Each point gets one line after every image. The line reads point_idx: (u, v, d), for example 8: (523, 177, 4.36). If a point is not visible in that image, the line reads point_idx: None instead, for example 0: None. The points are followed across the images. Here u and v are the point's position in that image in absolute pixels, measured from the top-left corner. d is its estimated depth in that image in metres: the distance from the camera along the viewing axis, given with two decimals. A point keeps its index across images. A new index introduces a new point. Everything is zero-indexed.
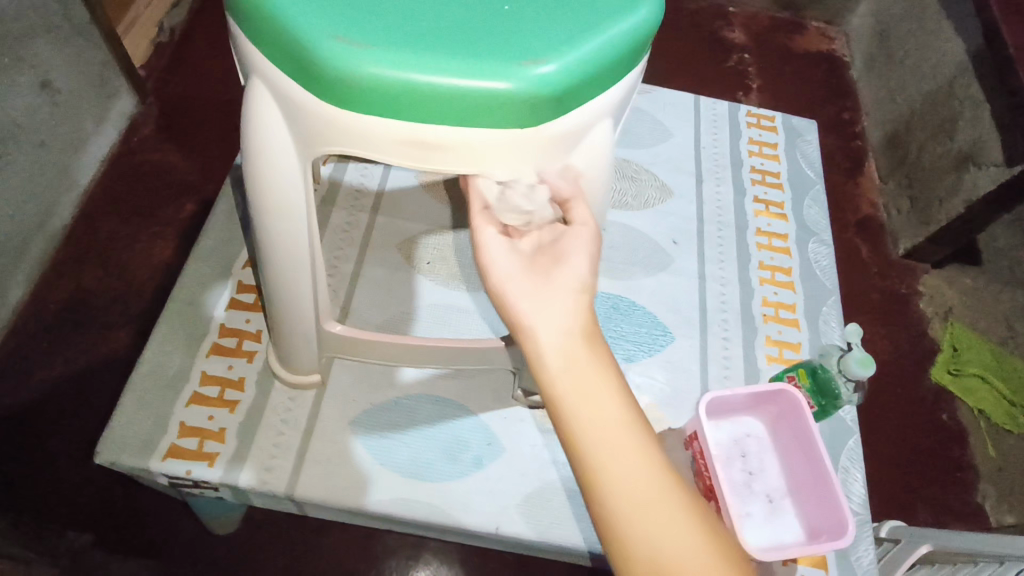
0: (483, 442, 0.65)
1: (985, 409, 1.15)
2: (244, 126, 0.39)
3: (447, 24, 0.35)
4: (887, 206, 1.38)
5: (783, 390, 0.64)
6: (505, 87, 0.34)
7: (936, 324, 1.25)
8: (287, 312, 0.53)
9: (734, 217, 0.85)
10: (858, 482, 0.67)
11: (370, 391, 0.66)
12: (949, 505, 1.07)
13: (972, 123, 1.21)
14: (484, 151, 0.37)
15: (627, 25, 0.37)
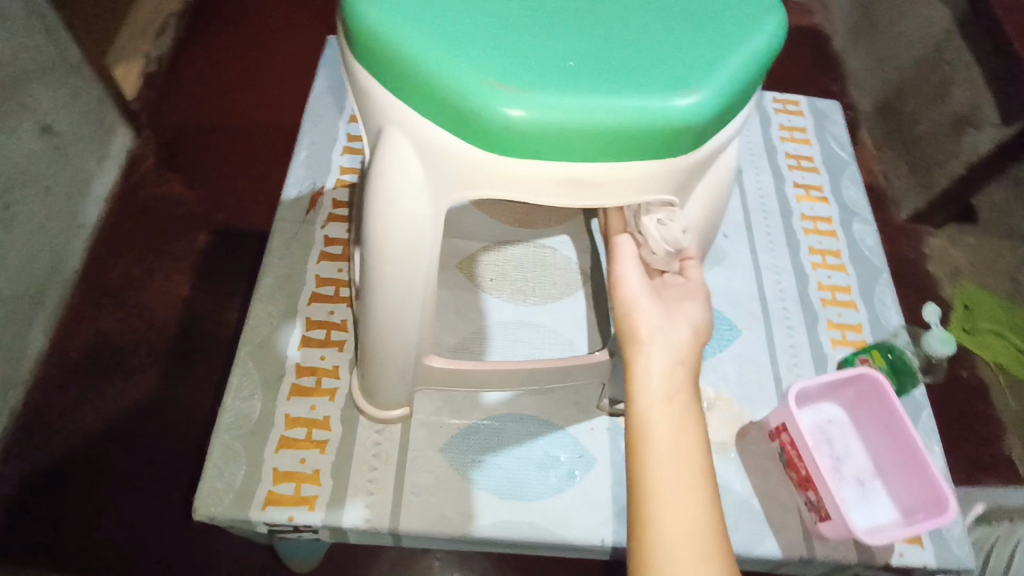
0: (573, 456, 0.65)
1: (1004, 363, 1.13)
2: (379, 176, 0.39)
3: (596, 61, 0.36)
4: (886, 172, 1.41)
5: (863, 373, 0.65)
6: (661, 121, 0.35)
7: (947, 284, 1.29)
8: (389, 350, 0.52)
9: (777, 204, 0.86)
10: (938, 456, 0.69)
11: (454, 416, 0.66)
12: (980, 461, 1.11)
13: (966, 85, 1.21)
14: (633, 182, 0.38)
15: (761, 42, 0.38)
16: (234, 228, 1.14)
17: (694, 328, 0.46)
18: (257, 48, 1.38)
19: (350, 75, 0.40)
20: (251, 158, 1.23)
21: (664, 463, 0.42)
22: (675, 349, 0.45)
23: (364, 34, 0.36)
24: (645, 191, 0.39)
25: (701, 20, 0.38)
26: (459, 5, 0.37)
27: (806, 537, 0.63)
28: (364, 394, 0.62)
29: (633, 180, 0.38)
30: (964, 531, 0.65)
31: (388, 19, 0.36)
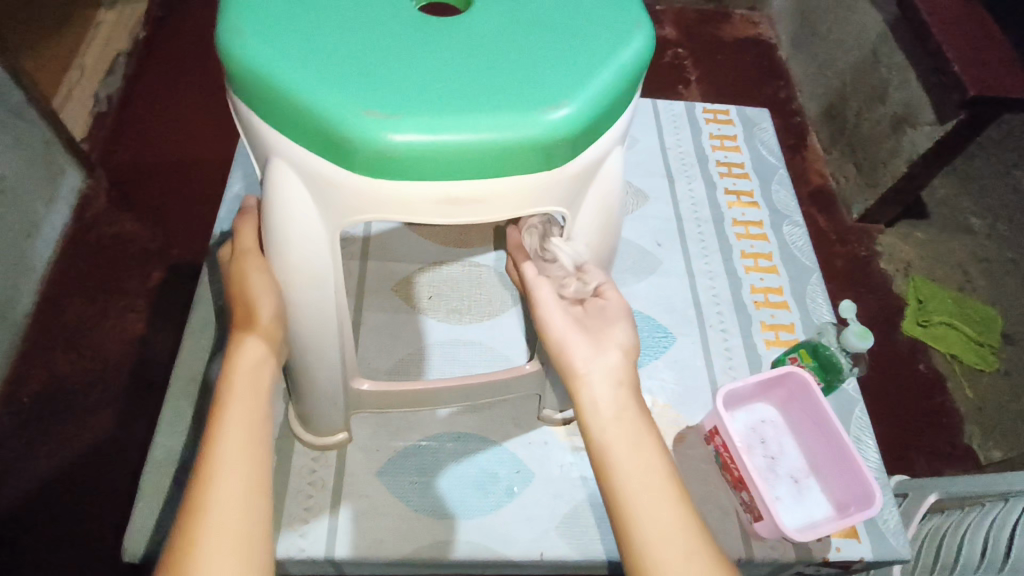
0: (511, 471, 0.65)
1: (958, 354, 1.23)
2: (270, 206, 0.39)
3: (468, 84, 0.37)
4: (834, 174, 1.45)
5: (789, 372, 0.67)
6: (532, 135, 0.36)
7: (898, 280, 1.33)
8: (313, 377, 0.53)
9: (709, 211, 0.88)
10: (871, 449, 0.70)
11: (391, 438, 0.66)
12: (941, 450, 1.14)
13: (901, 87, 1.25)
14: (519, 197, 0.39)
15: (630, 56, 0.40)
16: (189, 263, 1.14)
17: (623, 346, 0.46)
18: (210, 81, 1.39)
19: (234, 111, 0.40)
20: (204, 192, 1.23)
21: (642, 501, 0.40)
22: (610, 371, 0.45)
23: (240, 72, 0.37)
24: (534, 203, 0.40)
25: (569, 39, 0.40)
26: (333, 39, 0.38)
27: (745, 537, 0.64)
28: (300, 421, 0.62)
29: (518, 194, 0.39)
30: (898, 521, 0.66)
31: (259, 55, 0.36)
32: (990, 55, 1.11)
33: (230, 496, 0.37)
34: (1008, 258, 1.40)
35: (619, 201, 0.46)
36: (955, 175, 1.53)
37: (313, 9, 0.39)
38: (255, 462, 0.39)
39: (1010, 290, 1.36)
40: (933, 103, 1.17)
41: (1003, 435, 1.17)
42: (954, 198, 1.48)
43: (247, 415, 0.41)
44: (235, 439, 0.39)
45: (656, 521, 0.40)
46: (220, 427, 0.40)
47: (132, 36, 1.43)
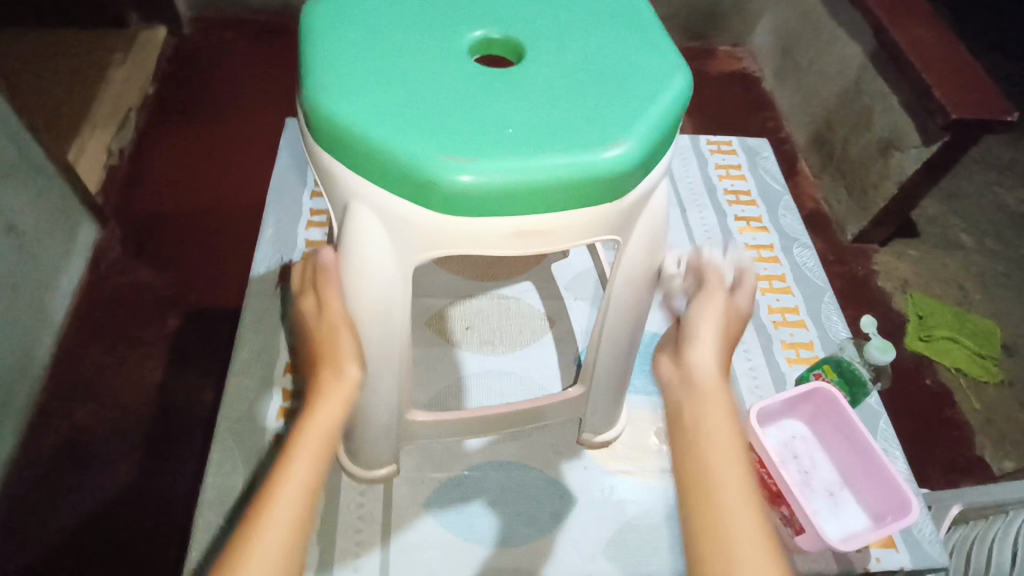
0: (554, 496, 0.67)
1: (963, 367, 1.26)
2: (349, 246, 0.43)
3: (532, 128, 0.41)
4: (827, 197, 1.50)
5: (817, 388, 0.69)
6: (594, 172, 0.40)
7: (898, 297, 1.37)
8: (371, 412, 0.55)
9: (722, 237, 0.92)
10: (900, 459, 0.72)
11: (436, 469, 0.68)
12: (955, 462, 1.16)
13: (885, 113, 1.31)
14: (579, 229, 0.43)
15: (671, 101, 0.44)
16: (206, 309, 1.15)
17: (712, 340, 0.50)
18: (222, 131, 1.43)
19: (314, 160, 0.44)
20: (220, 239, 1.25)
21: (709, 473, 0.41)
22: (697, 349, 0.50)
23: (325, 123, 0.41)
24: (590, 234, 0.44)
25: (616, 87, 0.44)
26: (408, 93, 0.42)
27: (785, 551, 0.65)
28: (349, 454, 0.64)
29: (578, 226, 0.43)
30: (933, 530, 0.68)
31: (343, 108, 0.40)
32: (965, 81, 1.18)
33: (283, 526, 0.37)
34: (1000, 272, 1.46)
35: (665, 229, 0.49)
36: (942, 194, 1.59)
37: (384, 67, 0.43)
38: (313, 502, 0.39)
39: (1005, 303, 1.40)
40: (918, 127, 1.23)
41: (1011, 445, 1.19)
42: (943, 216, 1.54)
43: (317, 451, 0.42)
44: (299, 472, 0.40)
45: (741, 525, 0.39)
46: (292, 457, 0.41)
47: (142, 93, 1.46)
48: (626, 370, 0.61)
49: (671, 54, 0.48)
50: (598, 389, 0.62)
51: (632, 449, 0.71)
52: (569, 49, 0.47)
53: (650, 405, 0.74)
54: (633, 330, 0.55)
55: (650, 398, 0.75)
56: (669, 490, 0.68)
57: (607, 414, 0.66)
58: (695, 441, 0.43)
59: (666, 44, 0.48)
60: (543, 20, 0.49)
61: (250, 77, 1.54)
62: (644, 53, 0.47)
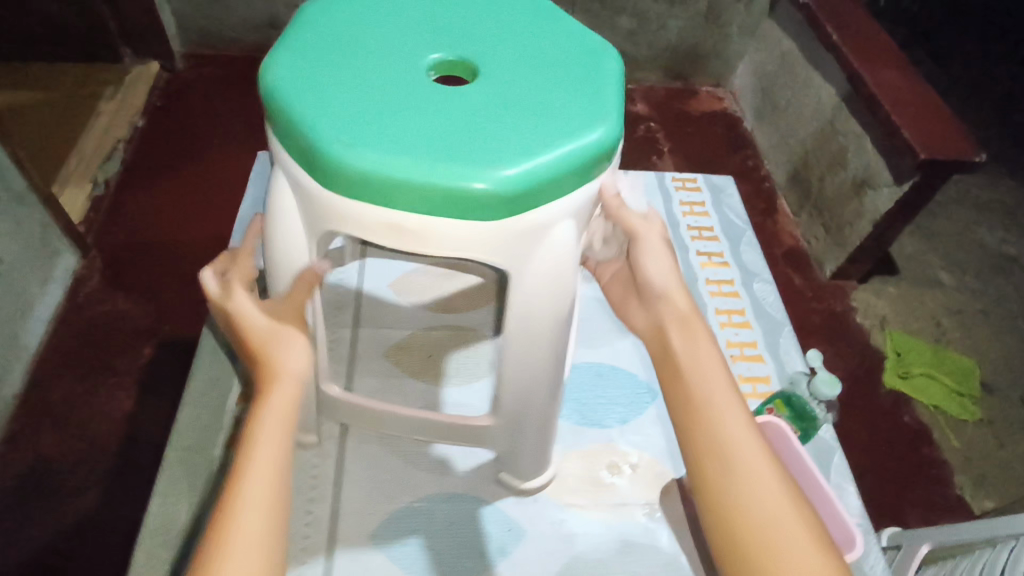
0: (502, 530, 0.66)
1: (941, 405, 1.27)
2: (274, 206, 0.53)
3: (431, 135, 0.47)
4: (805, 234, 1.52)
5: (765, 423, 0.70)
6: (462, 184, 0.46)
7: (876, 334, 1.37)
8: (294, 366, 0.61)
9: (683, 272, 0.93)
10: (852, 495, 0.73)
11: (384, 500, 0.67)
12: (934, 502, 1.15)
13: (859, 153, 1.34)
14: (452, 238, 0.49)
15: (583, 147, 0.49)
16: (183, 339, 1.16)
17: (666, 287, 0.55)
18: (208, 163, 1.46)
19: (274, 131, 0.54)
20: (200, 269, 1.26)
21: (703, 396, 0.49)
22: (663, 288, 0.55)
23: (274, 97, 0.50)
24: (466, 246, 0.49)
25: (538, 122, 0.49)
26: (349, 90, 0.50)
27: None
28: None
29: (451, 233, 0.48)
30: (884, 567, 0.68)
31: (290, 88, 0.50)
32: (934, 123, 1.22)
33: (261, 503, 0.41)
34: (977, 310, 1.47)
35: (574, 268, 0.51)
36: (920, 232, 1.61)
37: (347, 64, 0.52)
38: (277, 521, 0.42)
39: (983, 340, 1.42)
40: (890, 167, 1.26)
41: (990, 483, 1.19)
42: (922, 254, 1.56)
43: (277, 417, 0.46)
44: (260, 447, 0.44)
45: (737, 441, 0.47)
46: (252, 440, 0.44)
47: (131, 124, 1.49)
48: (546, 413, 0.60)
49: (612, 109, 0.52)
50: (517, 428, 0.61)
51: (584, 482, 0.70)
52: (517, 80, 0.53)
53: (603, 438, 0.74)
54: (546, 370, 0.56)
55: (603, 431, 0.75)
56: (619, 524, 0.68)
57: (536, 459, 0.65)
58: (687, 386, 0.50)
59: (615, 98, 0.53)
60: (507, 49, 0.56)
61: (239, 110, 1.57)
62: (588, 98, 0.52)
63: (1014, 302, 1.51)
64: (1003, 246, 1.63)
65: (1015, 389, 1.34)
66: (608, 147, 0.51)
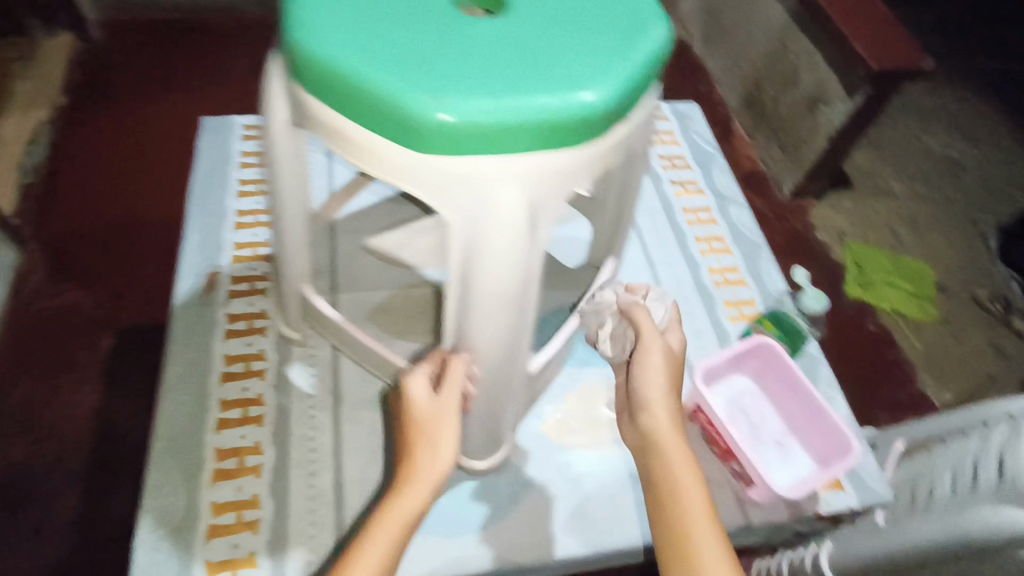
0: (511, 478, 0.66)
1: (901, 309, 1.32)
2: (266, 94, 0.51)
3: (403, 43, 0.43)
4: (762, 156, 1.53)
5: (760, 343, 0.70)
6: (400, 98, 0.41)
7: (837, 249, 1.41)
8: (289, 265, 0.61)
9: (659, 203, 0.92)
10: (842, 403, 0.75)
11: (387, 462, 0.66)
12: (900, 400, 1.21)
13: (811, 70, 1.33)
14: (389, 164, 0.44)
15: (557, 107, 0.41)
16: (143, 326, 1.09)
17: (659, 390, 0.56)
18: (140, 137, 1.35)
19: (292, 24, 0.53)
20: (150, 252, 1.18)
21: (679, 474, 0.51)
22: (654, 386, 0.56)
23: None
24: (403, 179, 0.44)
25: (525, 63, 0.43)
26: None
27: (741, 506, 0.66)
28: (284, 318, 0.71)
29: (389, 160, 0.44)
30: (876, 468, 0.71)
31: None
32: (882, 32, 1.21)
33: (379, 545, 0.49)
34: (928, 214, 1.52)
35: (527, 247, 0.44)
36: (872, 143, 1.64)
37: None
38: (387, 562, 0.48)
39: (935, 243, 1.47)
40: (842, 80, 1.26)
41: (948, 377, 1.26)
42: (874, 165, 1.60)
43: (390, 529, 0.49)
44: (370, 556, 0.48)
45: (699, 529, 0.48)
46: (361, 547, 0.48)
47: (48, 102, 1.36)
48: (507, 397, 0.56)
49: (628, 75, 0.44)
50: (479, 407, 0.56)
51: (586, 423, 0.71)
52: (542, 15, 0.47)
53: (599, 377, 0.74)
54: (493, 346, 0.50)
55: (598, 370, 0.75)
56: (624, 459, 0.68)
57: (491, 439, 0.62)
58: (662, 467, 0.52)
59: (638, 68, 0.45)
60: None
61: (166, 77, 1.45)
62: (607, 54, 0.44)
63: (960, 204, 1.56)
64: (947, 151, 1.67)
65: (966, 287, 1.40)
66: (597, 119, 0.43)
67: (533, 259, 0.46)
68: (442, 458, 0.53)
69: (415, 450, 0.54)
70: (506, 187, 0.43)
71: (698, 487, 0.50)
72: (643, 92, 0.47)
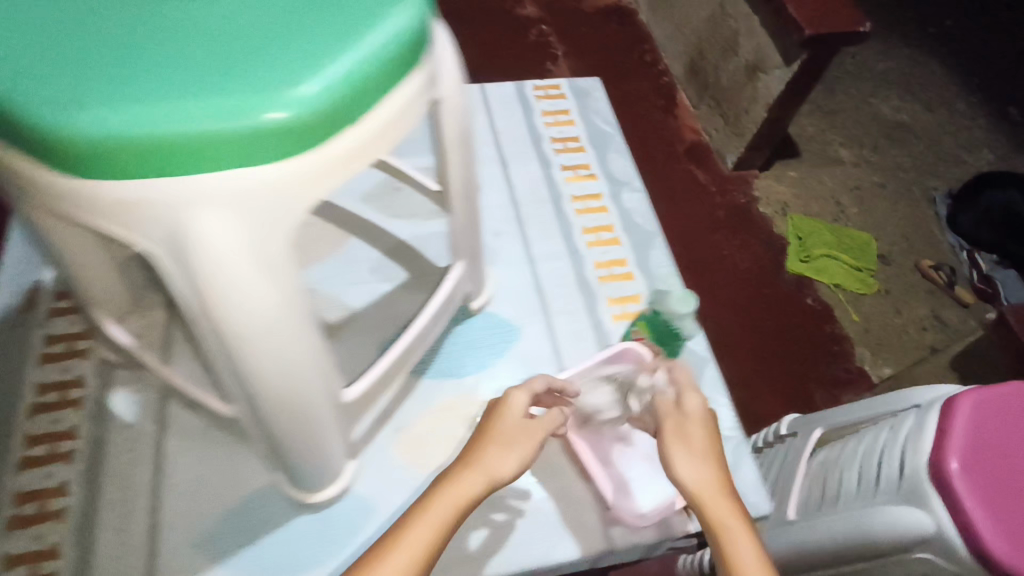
0: (354, 507, 0.61)
1: (842, 282, 1.26)
2: None
3: (66, 42, 0.35)
4: (706, 129, 1.40)
5: (626, 349, 0.68)
6: (49, 116, 0.33)
7: (779, 221, 1.34)
8: (93, 283, 0.55)
9: (546, 190, 0.85)
10: (726, 407, 0.70)
11: (218, 496, 0.61)
12: (838, 377, 1.14)
13: (749, 34, 1.23)
14: (69, 197, 0.36)
15: (243, 120, 0.34)
16: None
17: (697, 457, 0.52)
18: None
19: None
20: None
21: (732, 533, 0.48)
22: (691, 454, 0.53)
23: None
24: (89, 214, 0.36)
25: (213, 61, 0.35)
26: None
27: (604, 527, 0.62)
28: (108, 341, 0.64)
29: (66, 193, 0.35)
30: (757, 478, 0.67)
31: None
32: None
33: (404, 556, 0.43)
34: (877, 182, 1.46)
35: (253, 268, 0.36)
36: (821, 109, 1.56)
37: None
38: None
39: (881, 212, 1.41)
40: (779, 48, 1.18)
41: (889, 350, 1.22)
42: (823, 133, 1.52)
43: (442, 510, 0.46)
44: (417, 539, 0.44)
45: None
46: (404, 531, 0.45)
47: None
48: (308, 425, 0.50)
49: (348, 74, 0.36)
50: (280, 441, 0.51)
51: (443, 441, 0.65)
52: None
53: (461, 390, 0.68)
54: (266, 379, 0.43)
55: (460, 381, 0.69)
56: None
57: (323, 468, 0.56)
58: (710, 524, 0.49)
59: (364, 63, 0.37)
60: None
61: None
62: (322, 45, 0.36)
63: (909, 170, 1.49)
64: (899, 115, 1.59)
65: (910, 257, 1.34)
66: (309, 128, 0.36)
67: (276, 288, 0.38)
68: (517, 462, 0.50)
69: (487, 445, 0.51)
70: (215, 209, 0.35)
71: (749, 541, 0.48)
72: (388, 87, 0.39)
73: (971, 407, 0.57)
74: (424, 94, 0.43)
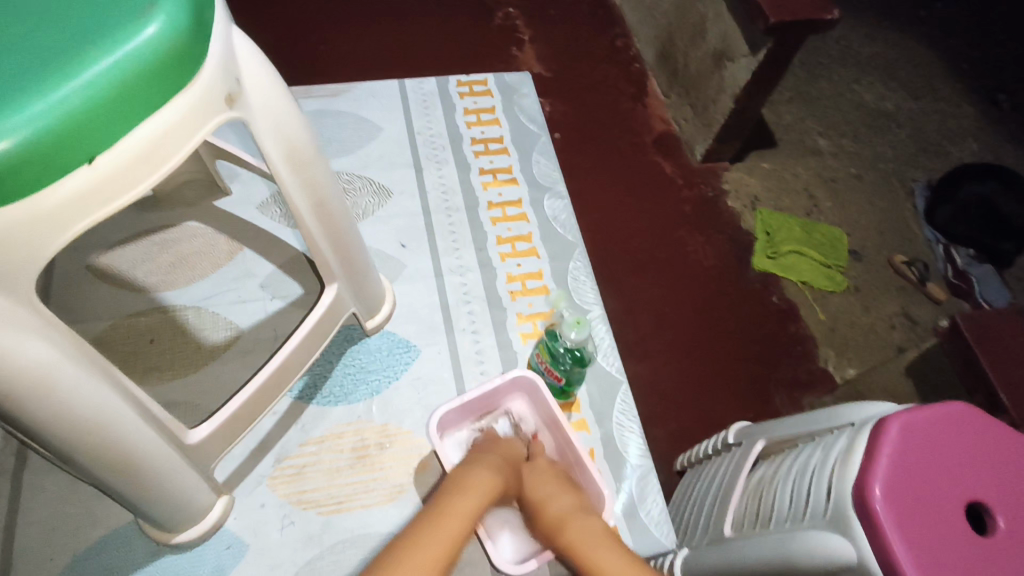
0: (221, 547, 0.57)
1: (809, 280, 1.07)
2: None
3: None
4: (676, 118, 1.22)
5: (517, 376, 0.64)
6: None
7: (746, 216, 1.14)
8: None
9: (460, 198, 0.80)
10: (634, 434, 0.69)
11: (69, 535, 0.57)
12: (798, 379, 0.97)
13: (716, 20, 1.07)
14: None
15: None
16: None
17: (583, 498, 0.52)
18: None
19: None
20: None
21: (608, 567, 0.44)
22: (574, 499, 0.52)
23: None
24: None
25: None
26: None
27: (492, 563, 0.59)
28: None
29: None
30: (660, 511, 0.65)
31: None
32: None
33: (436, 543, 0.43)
34: (852, 173, 1.26)
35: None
36: (803, 97, 1.36)
37: None
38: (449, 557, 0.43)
39: (859, 209, 1.21)
40: (747, 34, 1.00)
41: (857, 351, 1.02)
42: (801, 121, 1.32)
43: (473, 502, 0.48)
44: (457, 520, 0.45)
45: None
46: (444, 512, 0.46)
47: None
48: (134, 478, 0.45)
49: (81, 92, 0.32)
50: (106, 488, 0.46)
51: (324, 473, 0.61)
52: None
53: (350, 416, 0.64)
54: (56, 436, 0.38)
55: (350, 408, 0.65)
56: (363, 515, 0.60)
57: (177, 505, 0.51)
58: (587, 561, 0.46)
59: (105, 77, 0.32)
60: None
61: None
62: (53, 61, 0.32)
63: (890, 161, 1.30)
64: (882, 104, 1.39)
65: (883, 252, 1.15)
66: (39, 158, 0.31)
67: (29, 341, 0.34)
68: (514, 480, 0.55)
69: (488, 458, 0.55)
70: None
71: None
72: (152, 102, 0.35)
73: (903, 424, 0.44)
74: (215, 108, 0.38)
